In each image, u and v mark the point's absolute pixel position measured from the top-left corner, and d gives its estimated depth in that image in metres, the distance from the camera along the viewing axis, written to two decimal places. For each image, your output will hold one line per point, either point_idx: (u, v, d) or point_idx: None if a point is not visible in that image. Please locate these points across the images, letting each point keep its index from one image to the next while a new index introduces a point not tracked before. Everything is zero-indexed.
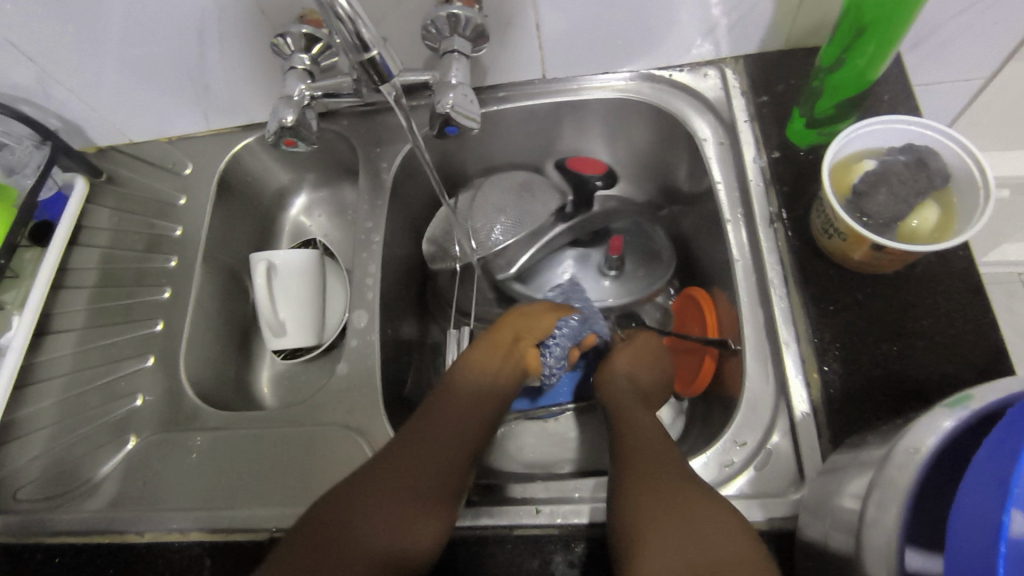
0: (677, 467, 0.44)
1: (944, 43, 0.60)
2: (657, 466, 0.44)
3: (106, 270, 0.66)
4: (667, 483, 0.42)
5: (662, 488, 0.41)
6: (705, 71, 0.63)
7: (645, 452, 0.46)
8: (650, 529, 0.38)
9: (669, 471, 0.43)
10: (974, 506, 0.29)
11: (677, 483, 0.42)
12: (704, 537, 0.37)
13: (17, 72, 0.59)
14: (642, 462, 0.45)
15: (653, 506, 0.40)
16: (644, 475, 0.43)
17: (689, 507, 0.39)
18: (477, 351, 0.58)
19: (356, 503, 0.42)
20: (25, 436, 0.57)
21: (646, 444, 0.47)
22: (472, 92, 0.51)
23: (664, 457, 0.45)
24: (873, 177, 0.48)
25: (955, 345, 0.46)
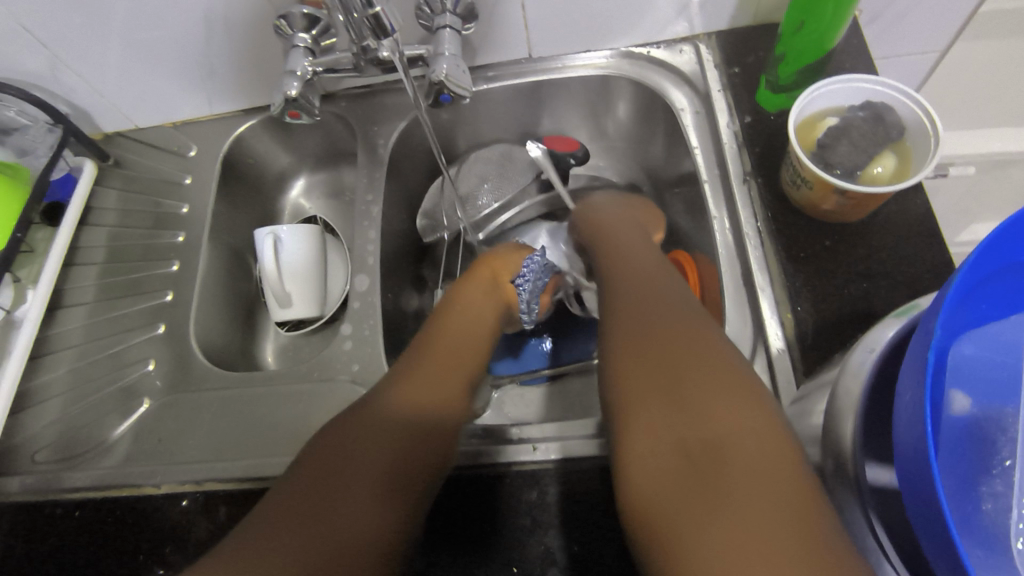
0: (690, 343, 0.43)
1: (901, 16, 0.64)
2: (678, 329, 0.45)
3: (115, 246, 0.68)
4: (675, 370, 0.42)
5: (666, 377, 0.42)
6: (680, 47, 0.67)
7: (651, 336, 0.45)
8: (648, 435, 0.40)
9: (677, 349, 0.43)
10: (903, 396, 0.30)
11: (688, 364, 0.42)
12: (707, 419, 0.38)
13: (30, 57, 0.62)
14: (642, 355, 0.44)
15: (650, 406, 0.41)
16: (644, 369, 0.43)
17: (695, 392, 0.40)
18: (446, 328, 0.59)
19: (336, 481, 0.42)
20: (40, 403, 0.59)
21: (650, 327, 0.46)
22: (463, 63, 0.55)
23: (670, 335, 0.44)
24: (835, 131, 0.52)
25: (915, 282, 0.51)
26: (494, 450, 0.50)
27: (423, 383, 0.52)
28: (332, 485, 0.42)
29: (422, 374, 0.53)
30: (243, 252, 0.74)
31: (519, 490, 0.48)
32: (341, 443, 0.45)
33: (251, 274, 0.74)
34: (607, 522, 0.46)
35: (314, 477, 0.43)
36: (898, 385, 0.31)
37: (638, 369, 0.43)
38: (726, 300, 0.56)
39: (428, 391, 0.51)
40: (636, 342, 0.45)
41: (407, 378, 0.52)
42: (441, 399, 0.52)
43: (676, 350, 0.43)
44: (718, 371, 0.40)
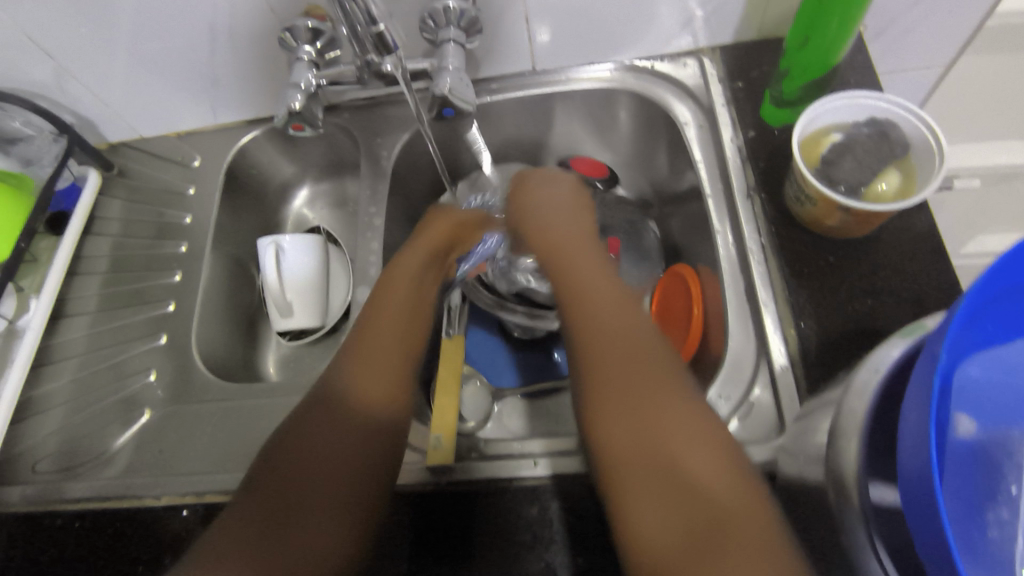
0: (669, 387, 0.41)
1: (906, 31, 0.64)
2: (642, 361, 0.43)
3: (117, 256, 0.68)
4: (664, 435, 0.39)
5: (654, 443, 0.39)
6: (684, 60, 0.67)
7: (636, 392, 0.41)
8: (641, 505, 0.37)
9: (662, 411, 0.40)
10: (908, 422, 0.30)
11: (674, 426, 0.39)
12: (681, 457, 0.38)
13: (35, 68, 0.63)
14: (626, 417, 0.41)
15: (641, 476, 0.38)
16: (629, 432, 0.40)
17: (687, 462, 0.37)
18: (383, 301, 0.54)
19: (290, 503, 0.41)
20: (41, 414, 0.59)
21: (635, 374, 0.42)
22: (467, 77, 0.55)
23: (652, 390, 0.41)
24: (840, 148, 0.52)
25: (920, 299, 0.50)
26: (497, 465, 0.51)
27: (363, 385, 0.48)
28: (287, 505, 0.41)
29: (362, 359, 0.49)
30: (246, 262, 0.74)
31: (520, 504, 0.48)
32: (290, 455, 0.43)
33: (254, 284, 0.74)
34: (608, 538, 0.45)
35: (264, 498, 0.41)
36: (902, 410, 0.31)
37: (624, 430, 0.40)
38: (729, 316, 0.55)
39: (370, 377, 0.48)
40: (618, 399, 0.42)
41: (350, 380, 0.48)
42: (382, 393, 0.48)
43: (660, 409, 0.40)
44: (680, 399, 0.41)
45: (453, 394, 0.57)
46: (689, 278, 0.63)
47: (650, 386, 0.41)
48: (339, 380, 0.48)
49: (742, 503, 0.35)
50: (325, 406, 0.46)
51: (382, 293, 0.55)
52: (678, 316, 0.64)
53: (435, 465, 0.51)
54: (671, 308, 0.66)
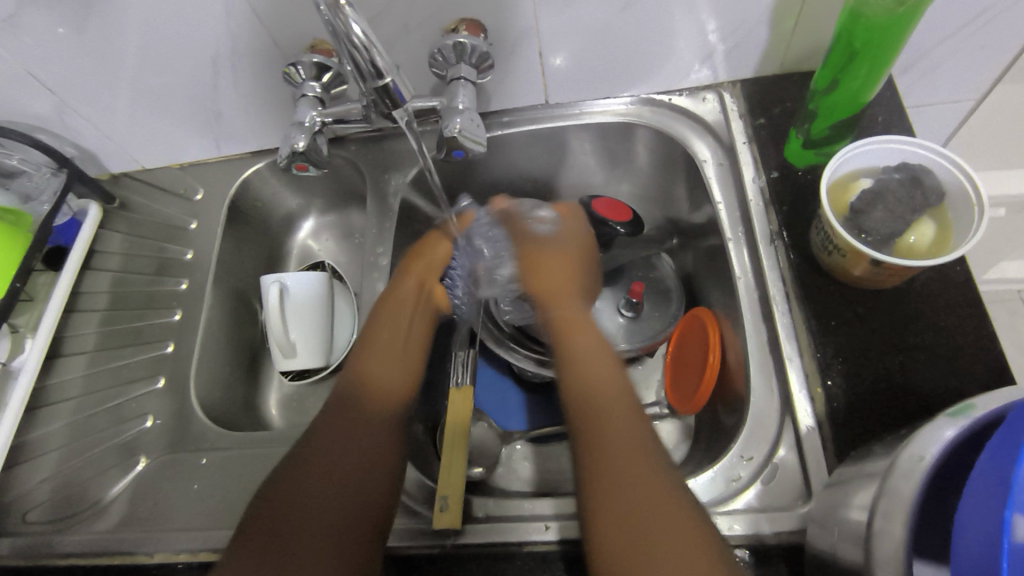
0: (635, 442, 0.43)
1: (936, 66, 0.62)
2: (611, 420, 0.45)
3: (117, 293, 0.67)
4: (648, 505, 0.40)
5: (639, 514, 0.40)
6: (704, 95, 0.65)
7: (619, 459, 0.42)
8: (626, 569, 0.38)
9: (645, 481, 0.41)
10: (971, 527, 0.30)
11: (650, 495, 0.40)
12: (643, 509, 0.40)
13: (36, 102, 0.62)
14: (620, 488, 0.41)
15: (621, 544, 0.39)
16: (620, 501, 0.41)
17: (668, 537, 0.39)
18: (379, 329, 0.58)
19: (293, 527, 0.43)
20: (34, 459, 0.57)
21: (619, 443, 0.43)
22: (478, 118, 0.53)
23: (636, 458, 0.43)
24: (870, 196, 0.49)
25: (955, 357, 0.47)
26: (504, 528, 0.48)
27: (358, 412, 0.51)
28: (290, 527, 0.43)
29: (363, 365, 0.55)
30: (249, 298, 0.72)
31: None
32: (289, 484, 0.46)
33: (257, 320, 0.72)
34: None
35: (270, 522, 0.44)
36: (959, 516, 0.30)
37: (611, 495, 0.41)
38: (750, 369, 0.52)
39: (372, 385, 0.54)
40: (611, 462, 0.42)
41: (354, 396, 0.52)
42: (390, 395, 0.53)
43: (645, 478, 0.41)
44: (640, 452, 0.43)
45: (463, 441, 0.54)
46: (709, 324, 0.60)
47: (628, 452, 0.43)
48: (336, 412, 0.51)
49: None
50: (328, 432, 0.49)
51: (374, 330, 0.58)
52: (695, 364, 0.61)
53: (441, 528, 0.48)
54: (687, 352, 0.63)
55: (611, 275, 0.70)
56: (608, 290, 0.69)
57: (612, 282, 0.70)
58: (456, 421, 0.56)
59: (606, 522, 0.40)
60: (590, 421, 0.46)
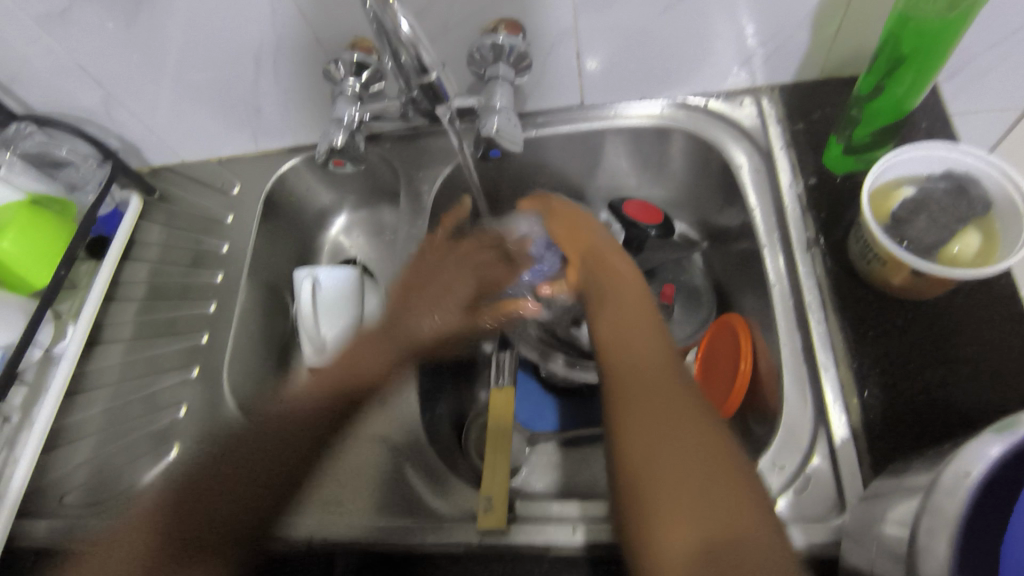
0: (663, 372, 0.42)
1: (983, 72, 0.60)
2: (636, 352, 0.45)
3: (155, 283, 0.68)
4: (682, 439, 0.38)
5: (658, 432, 0.38)
6: (741, 99, 0.64)
7: (646, 394, 0.41)
8: (658, 502, 0.35)
9: (680, 419, 0.39)
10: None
11: (684, 432, 0.38)
12: (659, 430, 0.38)
13: (85, 95, 0.64)
14: (639, 407, 0.40)
15: (639, 456, 0.38)
16: (651, 440, 0.38)
17: (703, 467, 0.36)
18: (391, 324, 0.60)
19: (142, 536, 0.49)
20: (73, 442, 0.59)
21: (648, 384, 0.42)
22: (515, 117, 0.54)
23: (672, 400, 0.40)
24: (912, 205, 0.48)
25: (999, 372, 0.46)
26: (531, 530, 0.48)
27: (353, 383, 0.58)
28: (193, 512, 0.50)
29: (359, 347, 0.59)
30: (281, 291, 0.73)
31: None
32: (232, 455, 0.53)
33: (288, 313, 0.73)
34: None
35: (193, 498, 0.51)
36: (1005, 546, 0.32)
37: (640, 434, 0.39)
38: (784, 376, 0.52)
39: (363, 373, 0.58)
40: (634, 387, 0.42)
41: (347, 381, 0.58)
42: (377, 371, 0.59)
43: (681, 418, 0.39)
44: (666, 379, 0.42)
45: (501, 446, 0.54)
46: (740, 330, 0.59)
47: (661, 391, 0.41)
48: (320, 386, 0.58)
49: (751, 515, 0.34)
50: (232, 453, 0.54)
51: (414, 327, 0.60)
52: (726, 371, 0.60)
53: (488, 529, 0.48)
54: (717, 360, 0.63)
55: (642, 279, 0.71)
56: None
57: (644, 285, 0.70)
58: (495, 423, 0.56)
59: (623, 444, 0.39)
60: (618, 367, 0.44)
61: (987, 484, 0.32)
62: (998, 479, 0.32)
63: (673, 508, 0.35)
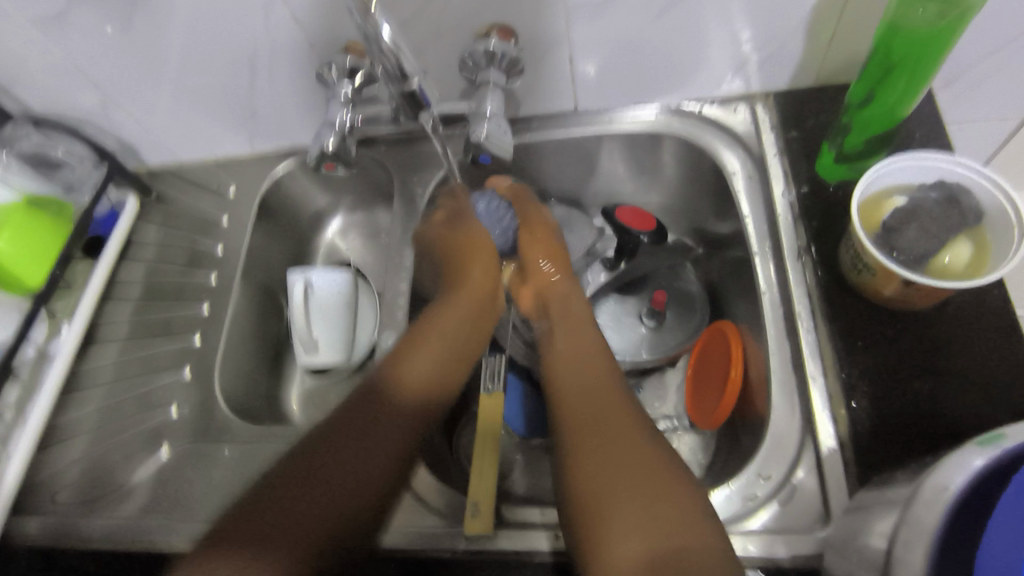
0: (610, 400, 0.49)
1: (979, 81, 0.60)
2: (584, 379, 0.52)
3: (151, 284, 0.69)
4: (623, 460, 0.43)
5: (614, 463, 0.43)
6: (735, 106, 0.64)
7: (598, 422, 0.47)
8: (607, 525, 0.39)
9: (623, 447, 0.44)
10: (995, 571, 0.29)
11: (630, 461, 0.43)
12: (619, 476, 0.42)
13: (83, 96, 0.65)
14: (594, 433, 0.46)
15: (596, 488, 0.42)
16: (601, 473, 0.42)
17: (641, 488, 0.41)
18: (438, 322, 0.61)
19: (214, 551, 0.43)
20: (65, 441, 0.58)
21: (594, 404, 0.48)
22: (505, 124, 0.54)
23: (612, 422, 0.46)
24: (904, 214, 0.48)
25: (988, 385, 0.45)
26: (515, 535, 0.48)
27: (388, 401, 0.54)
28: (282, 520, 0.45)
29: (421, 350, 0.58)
30: (275, 292, 0.73)
31: None
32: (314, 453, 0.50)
33: (283, 314, 0.74)
34: None
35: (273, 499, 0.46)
36: None
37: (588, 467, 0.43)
38: (772, 386, 0.51)
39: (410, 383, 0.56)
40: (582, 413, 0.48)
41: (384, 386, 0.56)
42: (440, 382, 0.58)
43: (626, 441, 0.44)
44: (609, 400, 0.49)
45: (490, 452, 0.53)
46: (732, 338, 0.59)
47: (602, 404, 0.48)
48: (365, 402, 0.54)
49: (691, 521, 0.39)
50: (327, 449, 0.50)
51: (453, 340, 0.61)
52: (716, 378, 0.60)
53: (474, 534, 0.48)
54: (708, 366, 0.62)
55: (634, 285, 0.71)
56: (633, 299, 0.71)
57: (636, 292, 0.71)
58: (484, 427, 0.56)
59: (582, 486, 0.43)
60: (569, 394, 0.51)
61: (965, 497, 0.32)
62: (976, 494, 0.32)
63: (619, 525, 0.39)
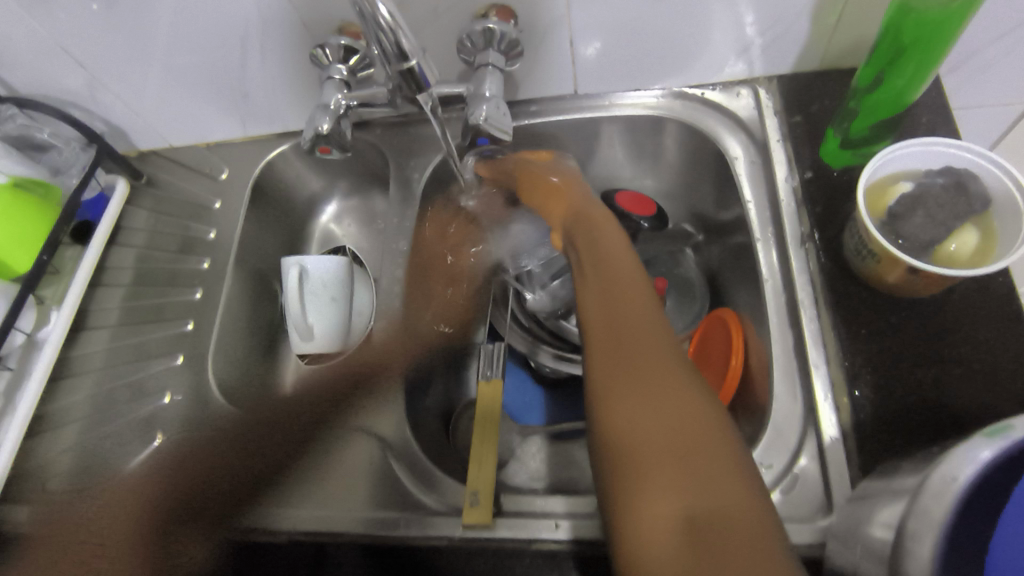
0: (658, 359, 0.39)
1: (986, 66, 0.59)
2: (629, 334, 0.41)
3: (141, 269, 0.67)
4: (666, 409, 0.36)
5: (652, 404, 0.37)
6: (738, 90, 0.63)
7: (640, 373, 0.39)
8: (637, 480, 0.34)
9: (663, 385, 0.37)
10: None
11: (675, 413, 0.36)
12: (658, 408, 0.36)
13: (69, 77, 0.63)
14: (631, 391, 0.38)
15: (631, 429, 0.36)
16: (640, 422, 0.36)
17: (681, 433, 0.35)
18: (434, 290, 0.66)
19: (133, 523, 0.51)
20: (54, 430, 0.57)
21: (639, 357, 0.40)
22: (504, 105, 0.53)
23: (654, 361, 0.39)
24: (910, 200, 0.47)
25: (993, 373, 0.45)
26: (515, 524, 0.47)
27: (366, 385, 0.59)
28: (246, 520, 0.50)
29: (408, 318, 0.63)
30: (269, 278, 0.72)
31: None
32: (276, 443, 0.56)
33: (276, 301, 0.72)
34: None
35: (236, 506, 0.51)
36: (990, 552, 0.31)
37: (627, 416, 0.37)
38: (773, 373, 0.51)
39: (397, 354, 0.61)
40: (624, 368, 0.39)
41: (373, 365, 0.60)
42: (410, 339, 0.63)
43: (668, 393, 0.37)
44: (656, 357, 0.39)
45: (491, 445, 0.52)
46: (732, 325, 0.58)
47: (645, 358, 0.39)
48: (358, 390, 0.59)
49: (740, 485, 0.33)
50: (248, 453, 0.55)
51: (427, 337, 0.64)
52: (716, 366, 0.60)
53: (471, 524, 0.47)
54: (708, 350, 0.62)
55: None
56: None
57: None
58: (485, 412, 0.55)
59: (613, 425, 0.37)
60: (612, 354, 0.41)
61: (973, 489, 0.31)
62: (988, 484, 0.31)
63: (654, 476, 0.34)
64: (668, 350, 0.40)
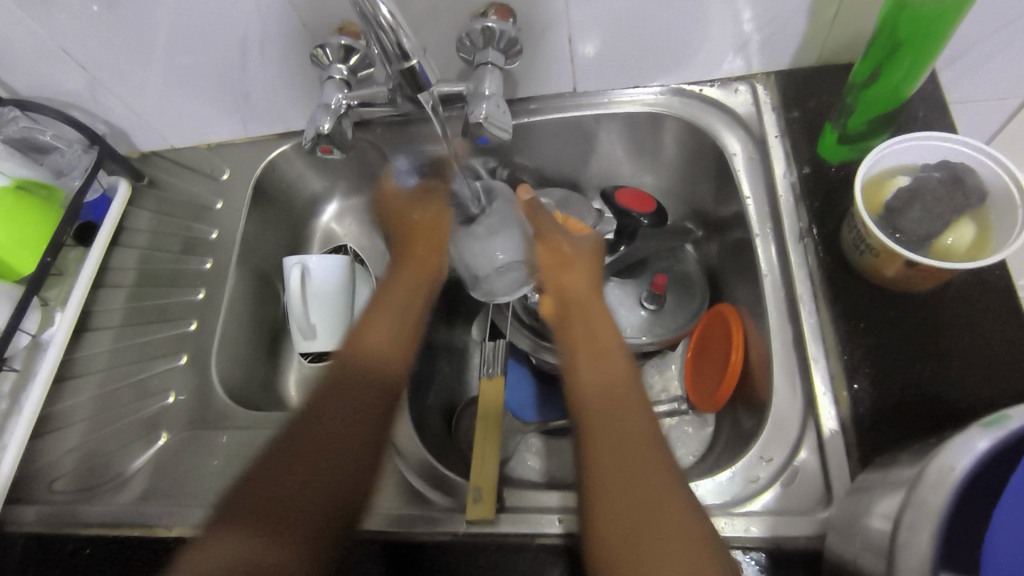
0: (644, 467, 0.42)
1: (982, 61, 0.59)
2: (615, 434, 0.44)
3: (144, 270, 0.68)
4: (650, 521, 0.39)
5: (640, 515, 0.40)
6: (735, 87, 0.63)
7: (624, 480, 0.41)
8: None
9: (646, 492, 0.40)
10: None
11: (661, 526, 0.39)
12: (641, 521, 0.39)
13: (71, 79, 0.63)
14: (618, 499, 0.40)
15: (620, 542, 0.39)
16: (625, 516, 0.40)
17: (666, 545, 0.38)
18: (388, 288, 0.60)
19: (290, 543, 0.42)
20: (60, 430, 0.58)
21: (627, 462, 0.42)
22: (504, 104, 0.53)
23: (640, 466, 0.42)
24: (907, 194, 0.48)
25: (990, 366, 0.45)
26: (520, 518, 0.48)
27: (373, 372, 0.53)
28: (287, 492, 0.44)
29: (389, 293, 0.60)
30: (271, 278, 0.72)
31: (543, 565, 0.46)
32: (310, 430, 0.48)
33: (278, 300, 0.73)
34: None
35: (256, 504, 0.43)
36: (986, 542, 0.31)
37: (614, 524, 0.40)
38: (773, 367, 0.51)
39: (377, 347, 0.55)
40: (611, 477, 0.42)
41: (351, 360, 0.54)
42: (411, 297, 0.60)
43: (655, 505, 0.40)
44: (640, 462, 0.42)
45: (492, 443, 0.52)
46: (731, 320, 0.59)
47: (633, 464, 0.42)
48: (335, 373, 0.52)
49: None
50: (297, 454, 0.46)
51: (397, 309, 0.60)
52: (716, 360, 0.60)
53: (475, 519, 0.47)
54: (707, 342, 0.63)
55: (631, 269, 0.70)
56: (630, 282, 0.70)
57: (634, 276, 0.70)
58: (487, 409, 0.56)
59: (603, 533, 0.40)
60: (602, 454, 0.43)
61: (971, 480, 0.32)
62: (984, 474, 0.32)
63: None
64: (652, 458, 0.42)
